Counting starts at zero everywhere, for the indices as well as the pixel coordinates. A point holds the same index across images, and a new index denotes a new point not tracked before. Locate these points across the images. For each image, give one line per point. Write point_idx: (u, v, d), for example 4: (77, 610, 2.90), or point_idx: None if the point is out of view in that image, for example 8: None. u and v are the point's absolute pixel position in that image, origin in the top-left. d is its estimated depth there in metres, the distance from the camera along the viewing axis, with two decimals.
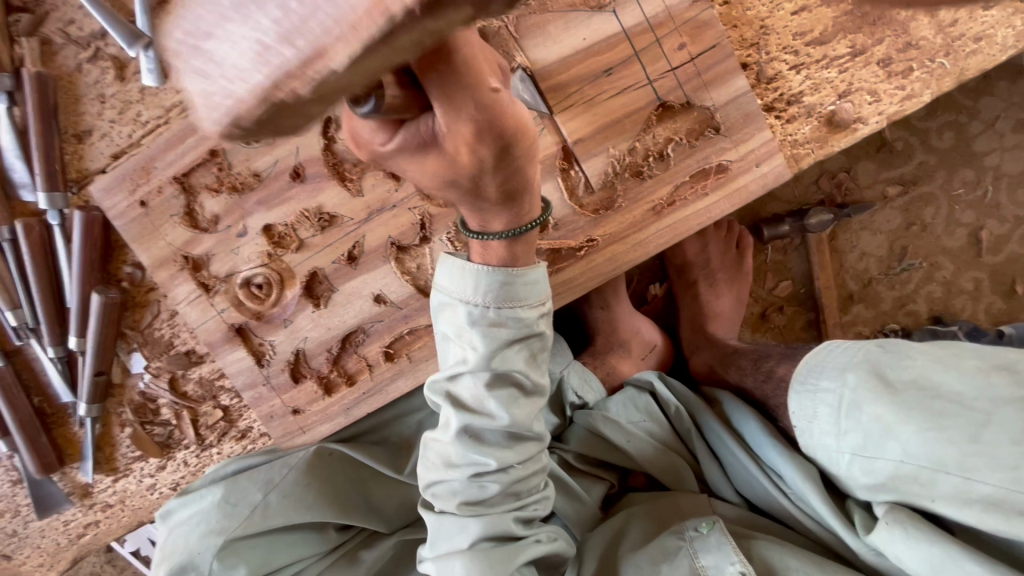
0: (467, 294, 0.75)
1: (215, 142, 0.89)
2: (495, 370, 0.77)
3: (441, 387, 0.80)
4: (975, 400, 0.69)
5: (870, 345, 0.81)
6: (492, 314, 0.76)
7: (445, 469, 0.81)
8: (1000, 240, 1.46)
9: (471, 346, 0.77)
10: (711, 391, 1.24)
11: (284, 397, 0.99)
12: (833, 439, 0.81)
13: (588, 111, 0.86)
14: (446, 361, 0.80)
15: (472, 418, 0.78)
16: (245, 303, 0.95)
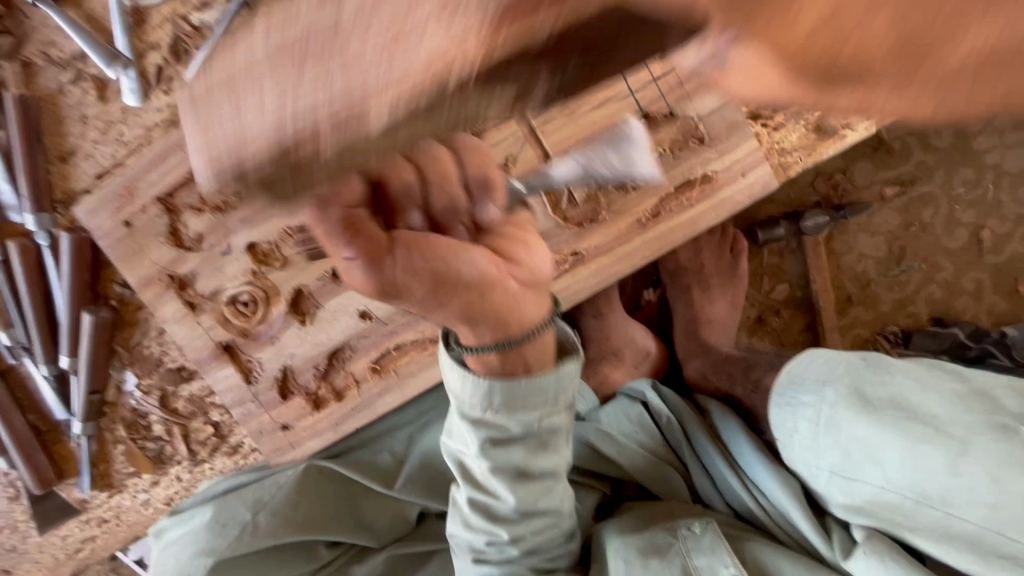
0: (463, 398, 0.75)
1: (197, 162, 0.89)
2: (501, 458, 0.80)
3: (453, 467, 0.85)
4: (953, 426, 0.68)
5: (853, 358, 0.80)
6: (489, 413, 0.76)
7: (462, 535, 0.88)
8: (1002, 239, 1.43)
9: (471, 441, 0.79)
10: (703, 401, 1.23)
11: (273, 413, 0.99)
12: (811, 454, 0.80)
13: (570, 123, 0.84)
14: (453, 443, 0.83)
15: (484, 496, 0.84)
16: (231, 321, 0.96)
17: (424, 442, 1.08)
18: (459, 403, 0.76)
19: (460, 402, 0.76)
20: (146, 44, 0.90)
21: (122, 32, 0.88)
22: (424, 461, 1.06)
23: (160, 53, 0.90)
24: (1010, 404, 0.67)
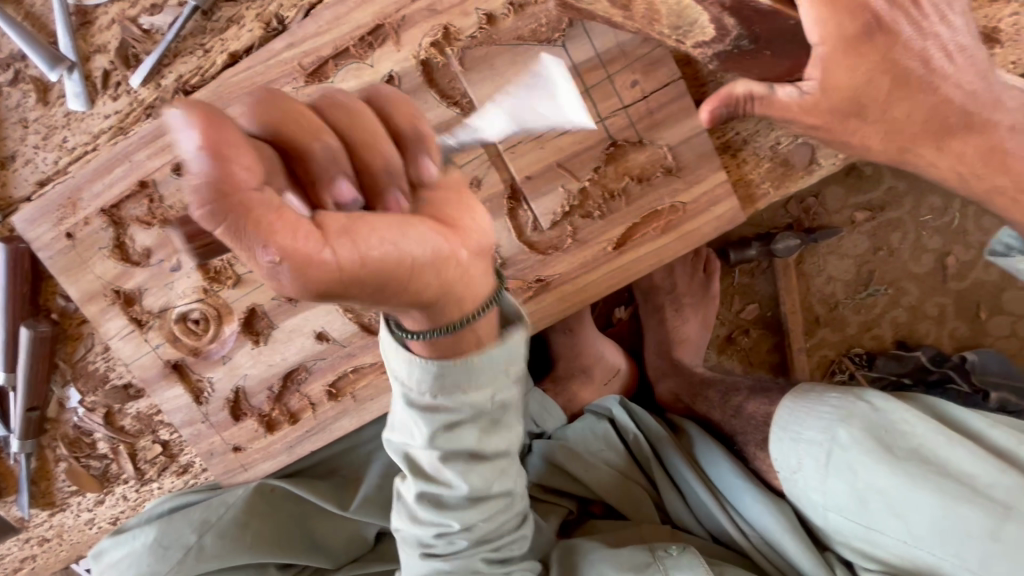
0: (406, 381, 0.68)
1: (145, 174, 0.84)
2: (448, 444, 0.73)
3: (399, 456, 0.78)
4: (989, 486, 0.76)
5: (857, 400, 0.88)
6: (433, 395, 0.69)
7: (412, 526, 0.82)
8: (966, 266, 1.45)
9: (418, 427, 0.72)
10: (678, 421, 1.24)
11: (224, 434, 0.96)
12: (821, 495, 0.87)
13: (537, 148, 0.82)
14: (397, 432, 0.76)
15: (434, 484, 0.77)
16: (180, 339, 0.92)
17: (382, 462, 1.05)
18: (400, 385, 0.69)
19: (401, 384, 0.69)
20: (92, 47, 0.85)
21: (65, 33, 0.83)
22: (383, 482, 1.04)
23: (107, 56, 0.85)
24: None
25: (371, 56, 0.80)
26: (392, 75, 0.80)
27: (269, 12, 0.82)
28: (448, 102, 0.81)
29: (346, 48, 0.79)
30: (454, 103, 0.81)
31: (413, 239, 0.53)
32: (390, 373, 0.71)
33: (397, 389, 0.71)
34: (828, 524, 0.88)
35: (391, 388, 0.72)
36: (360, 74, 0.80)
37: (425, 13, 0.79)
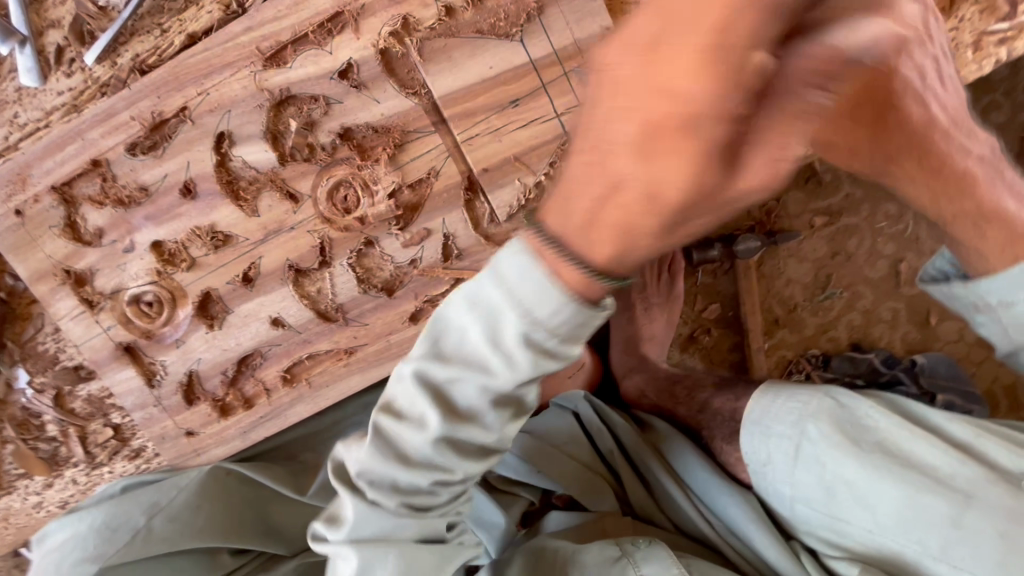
0: (536, 314, 0.52)
1: (98, 152, 0.84)
2: (495, 443, 0.63)
3: (437, 426, 0.59)
4: (951, 477, 0.78)
5: (822, 393, 0.88)
6: (551, 348, 0.54)
7: (353, 530, 0.65)
8: (918, 272, 1.51)
9: (498, 391, 0.58)
10: (645, 416, 1.26)
11: (176, 419, 0.95)
12: (788, 486, 0.88)
13: (495, 141, 0.83)
14: (450, 391, 0.59)
15: (432, 474, 0.63)
16: (133, 321, 0.91)
17: None
18: (526, 319, 0.52)
19: (523, 317, 0.53)
20: (46, 22, 0.83)
21: (19, 8, 0.82)
22: None
23: (61, 32, 0.83)
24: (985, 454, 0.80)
25: (330, 43, 0.80)
26: (352, 63, 0.81)
27: None
28: (407, 92, 0.82)
29: (305, 34, 0.79)
30: (413, 94, 0.82)
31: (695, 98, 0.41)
32: (497, 290, 0.54)
33: (496, 323, 0.55)
34: (793, 515, 0.90)
35: (479, 319, 0.55)
36: (319, 61, 0.80)
37: (385, 2, 0.79)
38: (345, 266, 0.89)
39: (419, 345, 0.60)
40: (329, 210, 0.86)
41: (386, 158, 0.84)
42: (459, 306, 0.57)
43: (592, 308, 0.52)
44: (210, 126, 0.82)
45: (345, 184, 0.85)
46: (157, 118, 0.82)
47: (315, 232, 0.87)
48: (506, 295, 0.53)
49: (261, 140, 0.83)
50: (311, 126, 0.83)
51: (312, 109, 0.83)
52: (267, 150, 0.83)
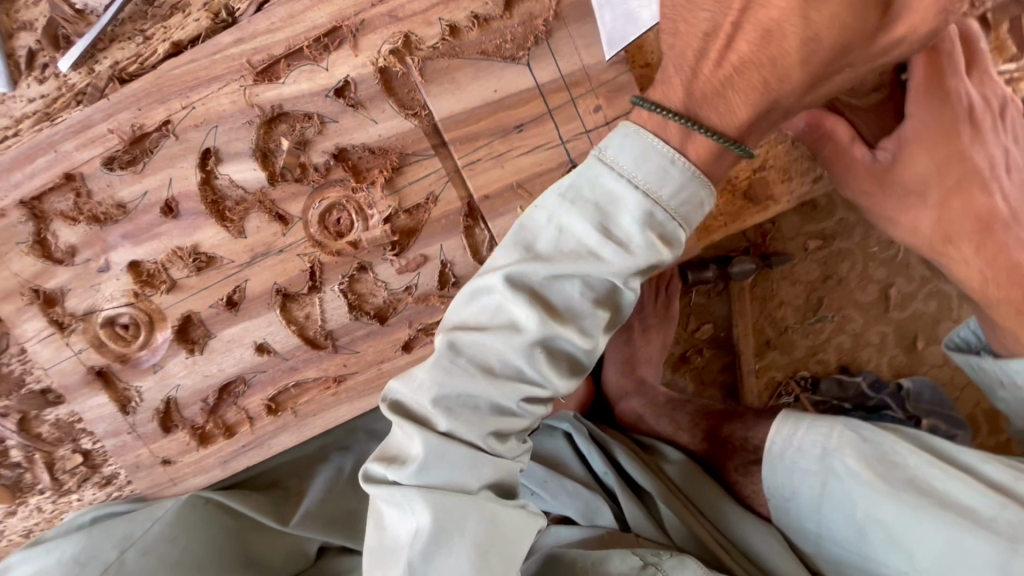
0: (655, 188, 0.67)
1: (71, 166, 0.78)
2: (582, 353, 0.73)
3: (537, 326, 0.69)
4: (991, 519, 0.79)
5: (845, 429, 0.89)
6: (669, 230, 0.68)
7: (423, 468, 0.72)
8: (907, 297, 1.52)
9: (600, 282, 0.70)
10: (649, 438, 1.24)
11: (152, 447, 0.90)
12: (816, 524, 0.90)
13: (497, 167, 0.80)
14: (548, 292, 0.70)
15: (518, 391, 0.72)
16: (107, 345, 0.85)
17: (326, 475, 1.02)
18: (646, 200, 0.67)
19: (641, 192, 0.67)
20: (16, 23, 0.77)
21: None
22: (326, 498, 1.00)
23: (33, 35, 0.77)
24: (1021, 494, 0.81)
25: (327, 59, 0.76)
26: (349, 81, 0.77)
27: (218, 2, 0.77)
28: (406, 113, 0.78)
29: (300, 48, 0.75)
30: (413, 115, 0.78)
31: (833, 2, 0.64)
32: (615, 182, 0.68)
33: (608, 212, 0.68)
34: (817, 552, 0.92)
35: (589, 213, 0.68)
36: (314, 77, 0.76)
37: (386, 19, 0.75)
38: (337, 291, 0.84)
39: (511, 253, 0.71)
40: (321, 233, 0.82)
41: (383, 181, 0.80)
42: (561, 206, 0.69)
43: (702, 191, 0.69)
44: (195, 142, 0.78)
45: (338, 207, 0.81)
46: (136, 132, 0.77)
47: (305, 256, 0.83)
48: (624, 184, 0.67)
49: (250, 158, 0.78)
50: (303, 145, 0.79)
51: (305, 128, 0.78)
52: (256, 169, 0.79)
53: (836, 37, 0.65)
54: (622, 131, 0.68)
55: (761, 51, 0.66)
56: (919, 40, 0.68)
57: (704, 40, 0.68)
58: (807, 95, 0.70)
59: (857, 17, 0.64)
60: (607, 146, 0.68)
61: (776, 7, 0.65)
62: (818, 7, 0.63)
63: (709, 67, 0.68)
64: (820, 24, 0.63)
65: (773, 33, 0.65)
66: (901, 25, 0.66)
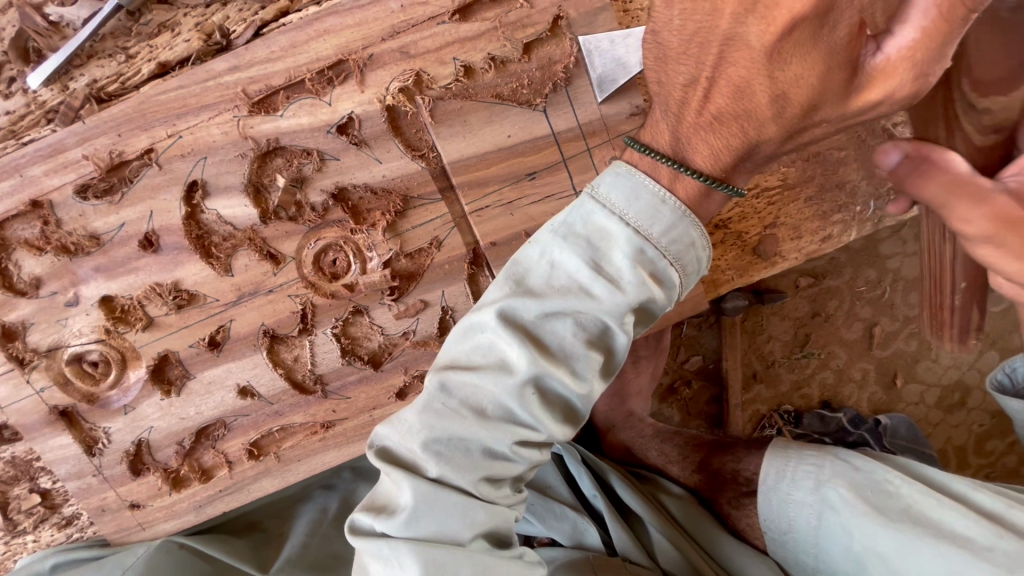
0: (648, 226, 0.59)
1: (39, 192, 0.71)
2: (580, 398, 0.62)
3: (527, 366, 0.59)
4: (991, 550, 0.72)
5: (832, 456, 0.86)
6: (661, 269, 0.59)
7: (412, 517, 0.62)
8: (889, 336, 1.54)
9: (594, 321, 0.60)
10: (642, 469, 1.21)
11: (119, 490, 0.84)
12: (814, 556, 0.85)
13: (506, 215, 0.76)
14: (539, 330, 0.60)
15: (510, 437, 0.61)
16: (73, 383, 0.79)
17: (308, 517, 0.98)
18: (638, 237, 0.58)
19: (633, 230, 0.59)
20: None
21: None
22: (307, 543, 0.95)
23: None
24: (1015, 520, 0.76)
25: (330, 93, 0.71)
26: (353, 117, 0.72)
27: (212, 23, 0.71)
28: (413, 154, 0.74)
29: (302, 80, 0.70)
30: (420, 156, 0.74)
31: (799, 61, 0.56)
32: (606, 217, 0.60)
33: (601, 248, 0.60)
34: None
35: (581, 247, 0.59)
36: (315, 111, 0.71)
37: (396, 55, 0.71)
38: (329, 335, 0.79)
39: (502, 286, 0.62)
40: (314, 275, 0.77)
41: (385, 225, 0.75)
42: (553, 238, 0.61)
43: (695, 230, 0.61)
44: (180, 173, 0.72)
45: (334, 248, 0.77)
46: (114, 160, 0.70)
47: (296, 296, 0.77)
48: (616, 219, 0.59)
49: (242, 193, 0.73)
50: (300, 182, 0.73)
51: (303, 164, 0.73)
52: (248, 206, 0.73)
53: (805, 96, 0.58)
54: (615, 169, 0.61)
55: (740, 105, 0.60)
56: (902, 97, 0.60)
57: (685, 87, 0.62)
58: (785, 146, 0.65)
59: (829, 79, 0.57)
60: (600, 181, 0.61)
61: (744, 61, 0.57)
62: (785, 66, 0.56)
63: (692, 114, 0.62)
64: (788, 82, 0.57)
65: (746, 87, 0.59)
66: (881, 86, 0.58)
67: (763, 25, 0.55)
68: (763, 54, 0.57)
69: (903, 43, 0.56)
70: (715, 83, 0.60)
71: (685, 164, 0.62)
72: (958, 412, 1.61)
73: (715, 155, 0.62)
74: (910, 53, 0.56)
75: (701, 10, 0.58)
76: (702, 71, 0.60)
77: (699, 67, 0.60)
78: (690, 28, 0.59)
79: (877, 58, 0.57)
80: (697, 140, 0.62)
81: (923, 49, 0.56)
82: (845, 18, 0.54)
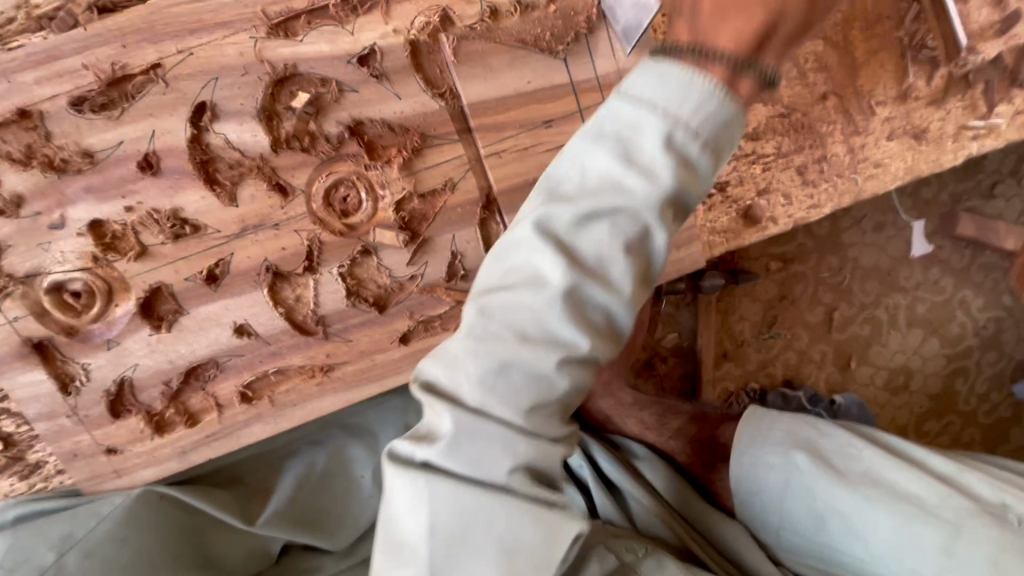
0: (681, 112, 0.55)
1: (28, 101, 0.66)
2: (622, 311, 0.56)
3: (564, 269, 0.54)
4: (941, 509, 0.73)
5: (806, 425, 0.85)
6: (693, 155, 0.56)
7: (453, 446, 0.55)
8: (847, 320, 1.64)
9: (630, 219, 0.55)
10: (616, 436, 1.12)
11: (95, 434, 0.78)
12: (777, 517, 0.83)
13: (521, 161, 0.77)
14: (575, 237, 0.56)
15: (554, 356, 0.54)
16: (51, 314, 0.74)
17: (295, 471, 0.94)
18: (669, 122, 0.55)
19: (666, 117, 0.55)
20: None
21: None
22: (295, 496, 0.92)
23: None
24: (968, 483, 0.76)
25: (353, 22, 0.71)
26: (376, 49, 0.71)
27: None
28: (433, 92, 0.74)
29: (324, 6, 0.69)
30: (439, 95, 0.74)
31: None
32: (635, 110, 0.56)
33: (631, 140, 0.56)
34: (779, 543, 0.84)
35: (611, 143, 0.56)
36: (336, 39, 0.70)
37: None
38: (335, 275, 0.78)
39: (536, 202, 0.58)
40: (324, 211, 0.76)
41: (400, 162, 0.75)
42: (581, 144, 0.58)
43: (729, 112, 0.56)
44: (188, 92, 0.68)
45: (346, 184, 0.75)
46: (117, 72, 0.67)
47: (303, 232, 0.76)
48: (645, 109, 0.56)
49: (253, 119, 0.71)
50: (317, 112, 0.72)
51: (321, 93, 0.72)
52: (259, 132, 0.71)
53: (836, 20, 0.60)
54: (640, 73, 0.58)
55: (779, 25, 0.60)
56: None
57: (698, 6, 0.62)
58: (792, 45, 0.64)
59: None
60: (627, 84, 0.58)
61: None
62: None
63: (707, 13, 0.61)
64: None
65: None
66: None
67: None
68: None
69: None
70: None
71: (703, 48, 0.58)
72: (903, 394, 1.73)
73: (738, 36, 0.58)
74: None
75: None
76: None
77: None
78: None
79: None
80: (715, 27, 0.59)
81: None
82: None
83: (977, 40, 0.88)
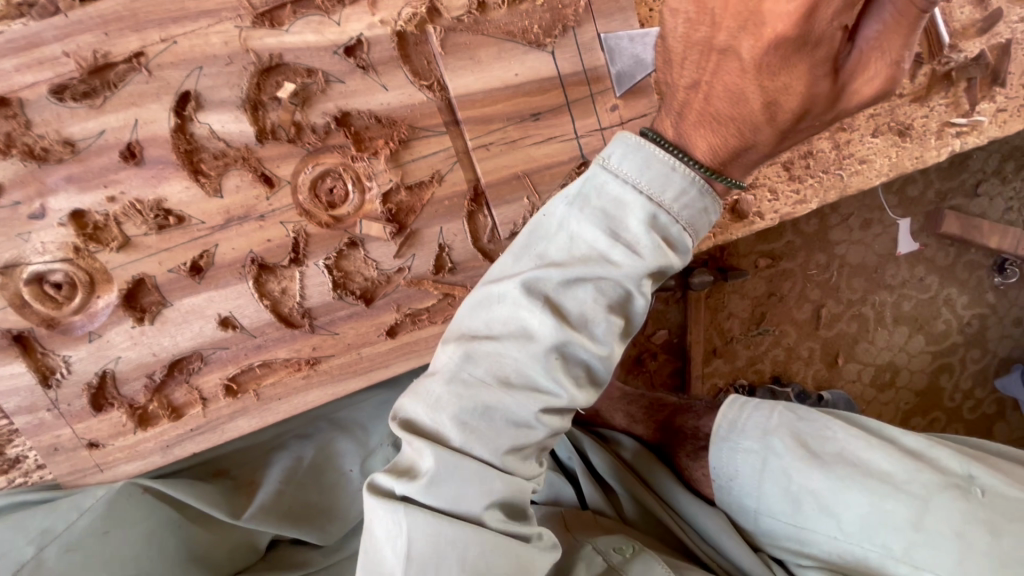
0: (664, 195, 0.56)
1: (8, 89, 0.65)
2: (600, 366, 0.59)
3: (551, 331, 0.55)
4: (908, 484, 0.74)
5: (783, 409, 0.85)
6: (674, 234, 0.57)
7: (433, 484, 0.55)
8: (834, 317, 1.66)
9: (613, 287, 0.57)
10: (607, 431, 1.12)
11: (77, 427, 0.77)
12: (754, 500, 0.83)
13: (509, 153, 0.77)
14: (560, 300, 0.57)
15: (536, 407, 0.57)
16: (31, 306, 0.72)
17: (282, 465, 0.94)
18: (652, 205, 0.56)
19: (649, 199, 0.56)
20: None
21: None
22: (282, 490, 0.92)
23: None
24: (935, 459, 0.77)
25: (339, 13, 0.71)
26: (362, 39, 0.72)
27: None
28: (420, 84, 0.74)
29: None
30: (426, 86, 0.74)
31: (781, 78, 0.55)
32: (620, 188, 0.57)
33: (617, 215, 0.57)
34: (757, 527, 0.84)
35: (597, 216, 0.56)
36: (322, 30, 0.71)
37: None
38: (321, 267, 0.77)
39: (524, 260, 0.59)
40: (310, 202, 0.75)
41: (388, 153, 0.75)
42: (567, 211, 0.58)
43: (706, 198, 0.58)
44: (171, 81, 0.68)
45: (333, 175, 0.75)
46: (100, 61, 0.66)
47: (288, 224, 0.75)
48: (630, 188, 0.56)
49: (237, 109, 0.70)
50: (303, 102, 0.72)
51: (306, 83, 0.72)
52: (244, 122, 0.71)
53: (795, 104, 0.56)
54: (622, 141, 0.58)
55: (736, 110, 0.58)
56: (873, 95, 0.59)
57: (688, 90, 0.60)
58: (778, 147, 0.63)
59: (816, 85, 0.55)
60: (612, 150, 0.58)
61: (734, 71, 0.56)
62: (774, 75, 0.55)
63: (694, 115, 0.60)
64: (779, 84, 0.55)
65: (741, 96, 0.57)
66: (861, 80, 0.57)
67: (753, 40, 0.53)
68: (752, 65, 0.55)
69: (871, 35, 0.55)
70: (712, 89, 0.58)
71: (685, 153, 0.58)
72: (889, 391, 1.75)
73: (714, 151, 0.59)
74: (876, 45, 0.55)
75: (703, 23, 0.57)
76: (702, 77, 0.59)
77: (700, 72, 0.59)
78: (694, 39, 0.58)
79: (853, 55, 0.56)
80: (695, 136, 0.59)
81: (892, 39, 0.55)
82: (825, 25, 0.51)
83: (961, 39, 0.91)
